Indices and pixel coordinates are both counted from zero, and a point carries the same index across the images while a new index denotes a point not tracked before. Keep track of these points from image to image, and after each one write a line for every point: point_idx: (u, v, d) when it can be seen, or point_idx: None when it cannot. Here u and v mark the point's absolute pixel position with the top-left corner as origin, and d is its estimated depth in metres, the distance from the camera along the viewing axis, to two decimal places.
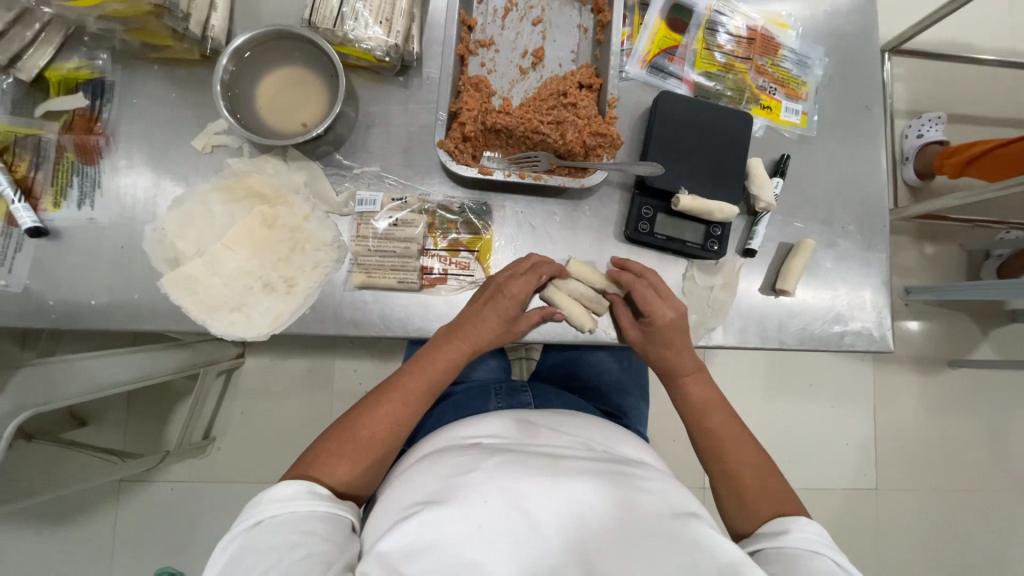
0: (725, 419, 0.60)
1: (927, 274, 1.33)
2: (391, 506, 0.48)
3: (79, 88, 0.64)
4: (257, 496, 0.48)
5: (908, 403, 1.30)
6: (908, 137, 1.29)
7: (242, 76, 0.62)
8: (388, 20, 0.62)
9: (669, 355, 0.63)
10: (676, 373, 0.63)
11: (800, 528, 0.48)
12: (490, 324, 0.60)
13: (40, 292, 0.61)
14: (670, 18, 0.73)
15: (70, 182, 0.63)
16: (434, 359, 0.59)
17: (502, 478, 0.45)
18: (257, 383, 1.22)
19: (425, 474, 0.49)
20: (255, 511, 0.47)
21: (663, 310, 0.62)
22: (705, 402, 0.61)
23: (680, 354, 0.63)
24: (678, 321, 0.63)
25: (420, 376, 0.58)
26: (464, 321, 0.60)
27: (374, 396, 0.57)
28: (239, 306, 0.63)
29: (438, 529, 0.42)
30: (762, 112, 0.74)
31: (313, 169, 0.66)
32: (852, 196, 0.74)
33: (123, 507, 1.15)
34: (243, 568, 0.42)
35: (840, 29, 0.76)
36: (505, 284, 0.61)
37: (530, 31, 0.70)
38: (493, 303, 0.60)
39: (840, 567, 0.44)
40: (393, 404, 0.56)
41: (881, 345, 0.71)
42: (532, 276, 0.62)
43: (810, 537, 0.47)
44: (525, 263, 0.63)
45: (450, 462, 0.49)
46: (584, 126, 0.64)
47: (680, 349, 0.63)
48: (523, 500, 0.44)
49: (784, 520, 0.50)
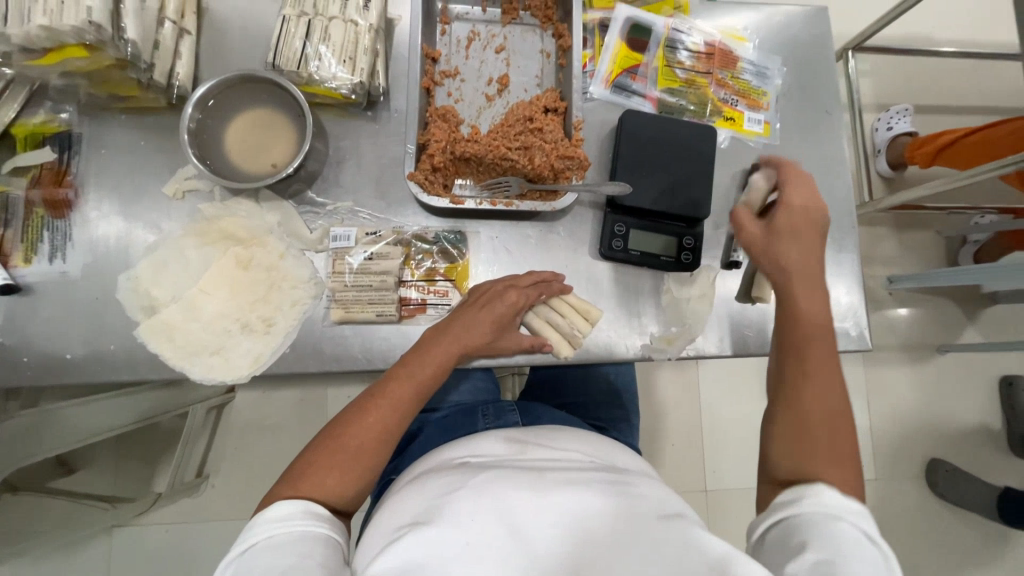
0: (825, 350, 0.53)
1: (907, 263, 1.35)
2: (380, 531, 0.47)
3: (46, 142, 0.64)
4: (253, 520, 0.47)
5: (899, 391, 1.32)
6: (878, 130, 1.32)
7: (211, 122, 0.62)
8: (352, 58, 0.63)
9: (784, 247, 0.57)
10: (790, 274, 0.56)
11: (816, 493, 0.45)
12: (483, 329, 0.60)
13: (15, 349, 0.61)
14: (629, 38, 0.75)
15: (40, 237, 0.63)
16: (425, 362, 0.57)
17: (489, 496, 0.45)
18: (249, 416, 1.21)
19: (414, 497, 0.48)
20: (247, 535, 0.45)
21: (799, 201, 0.59)
22: (816, 315, 0.54)
23: (790, 251, 0.57)
24: (803, 216, 0.58)
25: (411, 383, 0.56)
26: (458, 325, 0.60)
27: (363, 401, 0.56)
28: (217, 348, 0.62)
29: (426, 550, 0.42)
30: (725, 124, 0.75)
31: (286, 208, 0.66)
32: (819, 200, 0.76)
33: (118, 552, 1.14)
34: None
35: (796, 38, 0.79)
36: (504, 292, 0.63)
37: (493, 59, 0.72)
38: (489, 309, 0.61)
39: (862, 533, 0.42)
40: (383, 408, 0.55)
41: (859, 343, 0.72)
42: (531, 289, 0.64)
43: (828, 503, 0.44)
44: (524, 277, 0.65)
45: (439, 482, 0.49)
46: (551, 149, 0.65)
47: (802, 246, 0.57)
48: (511, 516, 0.44)
49: (805, 484, 0.47)
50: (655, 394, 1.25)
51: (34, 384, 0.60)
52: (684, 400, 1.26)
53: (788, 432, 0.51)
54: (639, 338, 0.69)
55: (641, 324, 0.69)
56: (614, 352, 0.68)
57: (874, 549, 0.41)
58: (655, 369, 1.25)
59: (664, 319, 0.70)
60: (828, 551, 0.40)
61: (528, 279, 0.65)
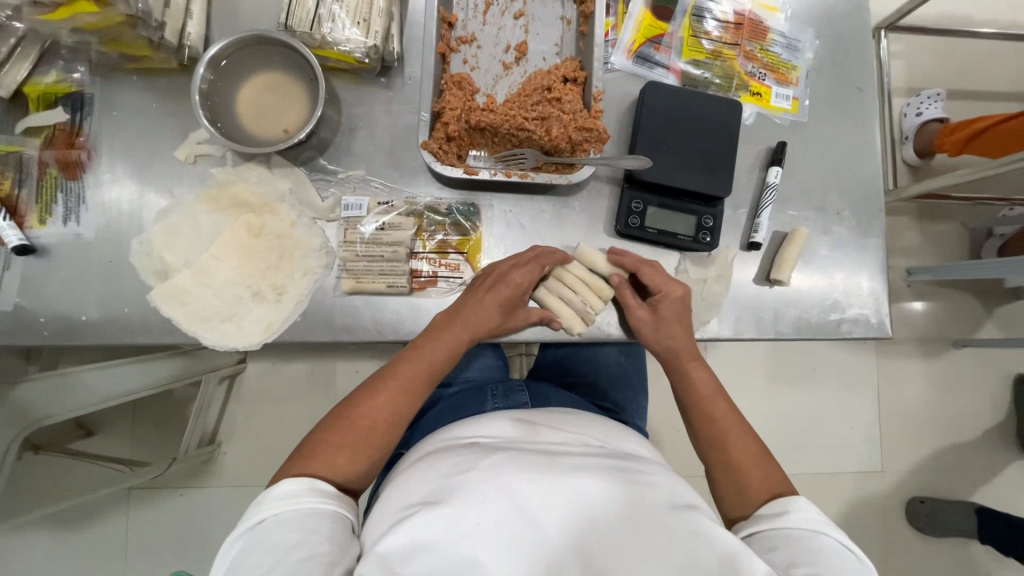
0: (725, 407, 0.60)
1: (929, 255, 1.31)
2: (389, 508, 0.48)
3: (59, 102, 0.63)
4: (260, 495, 0.48)
5: (911, 385, 1.30)
6: (907, 116, 1.27)
7: (222, 84, 0.61)
8: (366, 20, 0.61)
9: (671, 335, 0.63)
10: (677, 356, 0.63)
11: (799, 507, 0.48)
12: (490, 313, 0.60)
13: (32, 309, 0.61)
14: (654, 5, 0.72)
15: (54, 198, 0.63)
16: (432, 348, 0.58)
17: (499, 478, 0.45)
18: (259, 387, 1.23)
19: (421, 476, 0.48)
20: (254, 512, 0.46)
21: (670, 287, 0.64)
22: (706, 388, 0.62)
23: (671, 333, 0.63)
24: (678, 302, 0.64)
25: (419, 368, 0.57)
26: (465, 309, 0.60)
27: (372, 384, 0.57)
28: (229, 315, 0.62)
29: (436, 529, 0.42)
30: (752, 99, 0.72)
31: (298, 175, 0.65)
32: (846, 181, 0.73)
33: (133, 513, 1.17)
34: (245, 569, 0.42)
35: (830, 8, 0.75)
36: (508, 273, 0.61)
37: (512, 24, 0.69)
38: (494, 292, 0.60)
39: (844, 546, 0.45)
40: (392, 391, 0.56)
41: (878, 331, 0.70)
42: (535, 264, 0.63)
43: (811, 515, 0.47)
44: (527, 253, 0.64)
45: (448, 462, 0.48)
46: (569, 121, 0.63)
47: (683, 329, 0.64)
48: (522, 500, 0.43)
49: (783, 500, 0.50)
50: (662, 379, 1.24)
51: (51, 344, 0.61)
52: None
53: (727, 487, 0.55)
54: None
55: None
56: (626, 334, 0.67)
57: (856, 557, 0.44)
58: None
59: None
60: (811, 559, 0.43)
61: (531, 254, 0.63)
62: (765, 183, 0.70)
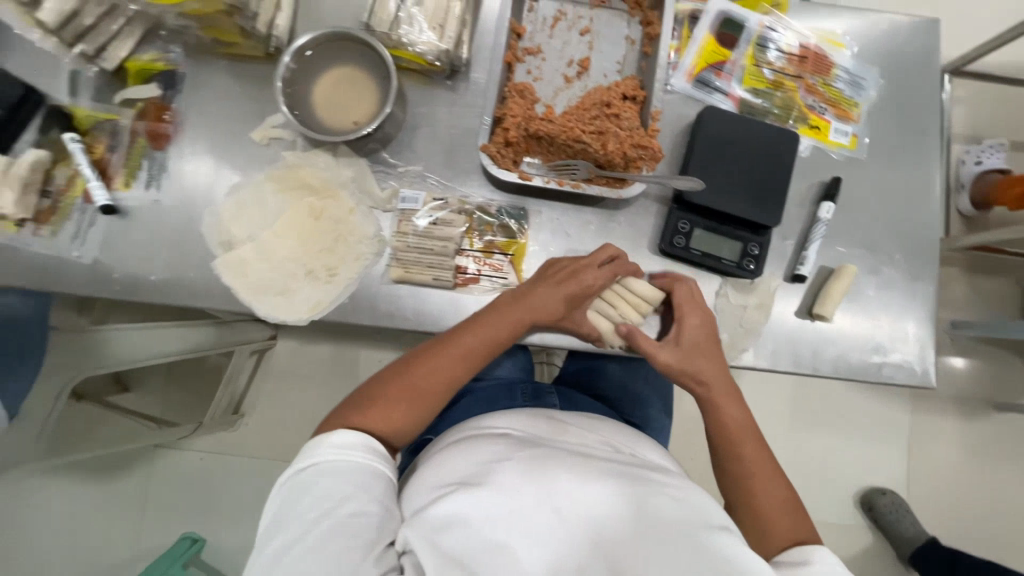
0: (755, 447, 0.59)
1: (977, 309, 1.26)
2: (423, 485, 0.49)
3: (154, 79, 0.69)
4: (314, 441, 0.50)
5: (944, 444, 1.27)
6: (964, 164, 1.22)
7: (302, 74, 0.65)
8: (441, 25, 0.64)
9: (698, 366, 0.62)
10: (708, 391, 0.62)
11: (822, 558, 0.47)
12: (555, 303, 0.61)
13: (108, 264, 0.66)
14: (719, 32, 0.73)
15: (140, 165, 0.68)
16: (493, 324, 0.59)
17: (535, 470, 0.46)
18: (288, 364, 1.28)
19: (458, 458, 0.49)
20: (308, 457, 0.48)
21: (692, 314, 0.64)
22: (737, 425, 0.60)
23: (695, 366, 0.62)
24: (703, 331, 0.64)
25: (480, 341, 0.58)
26: (532, 296, 0.61)
27: (433, 347, 0.58)
28: (283, 290, 0.66)
29: (474, 511, 0.44)
30: (809, 132, 0.72)
31: (361, 165, 0.69)
32: (900, 223, 0.71)
33: (159, 470, 1.23)
34: (298, 512, 0.45)
35: (899, 49, 0.74)
36: (582, 272, 0.63)
37: (577, 40, 0.71)
38: (563, 285, 0.62)
39: None
40: (452, 360, 0.57)
41: (921, 380, 0.68)
42: (607, 270, 0.64)
43: (833, 568, 0.46)
44: (602, 255, 0.65)
45: (484, 447, 0.50)
46: (626, 137, 0.65)
47: (709, 358, 0.63)
48: (554, 495, 0.44)
49: (805, 549, 0.49)
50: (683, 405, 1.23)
51: (120, 299, 0.66)
52: None
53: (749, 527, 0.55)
54: None
55: None
56: None
57: None
58: None
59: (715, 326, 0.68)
60: None
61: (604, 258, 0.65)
62: (816, 217, 0.69)
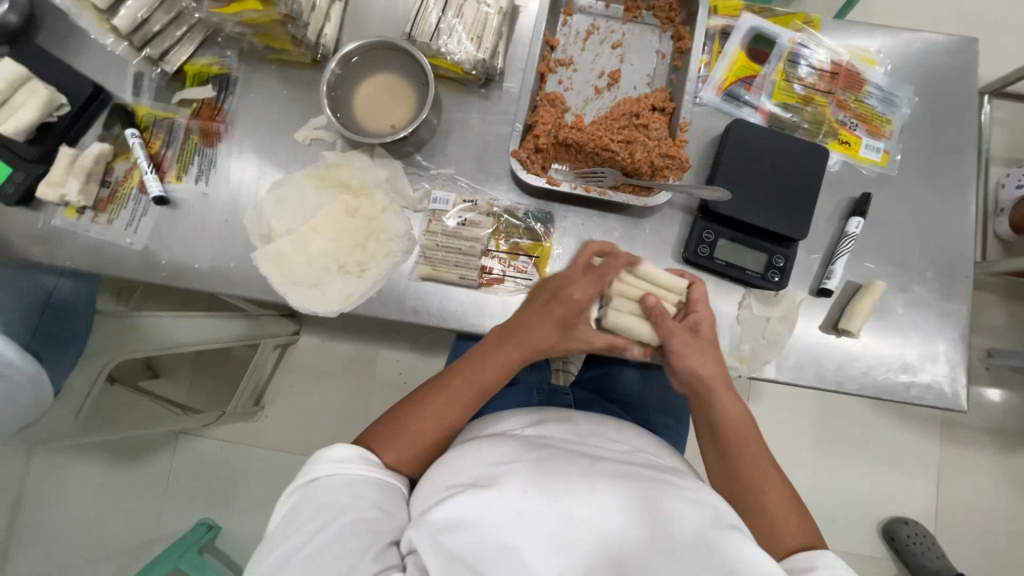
0: (758, 446, 0.58)
1: (1014, 337, 1.21)
2: (432, 485, 0.50)
3: (210, 81, 0.74)
4: (316, 454, 0.52)
5: (975, 477, 1.22)
6: (1005, 188, 1.17)
7: (346, 79, 0.69)
8: (479, 36, 0.68)
9: (706, 363, 0.61)
10: (713, 388, 0.60)
11: (825, 564, 0.47)
12: (545, 329, 0.62)
13: (157, 252, 0.71)
14: (749, 48, 0.74)
15: (191, 160, 0.72)
16: (489, 356, 0.62)
17: (542, 472, 0.46)
18: (310, 359, 1.31)
19: (467, 459, 0.50)
20: (311, 470, 0.51)
21: (705, 313, 0.63)
22: (741, 423, 0.59)
23: (700, 360, 0.61)
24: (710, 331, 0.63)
25: (474, 377, 0.60)
26: (520, 327, 0.62)
27: (424, 392, 0.60)
28: (316, 282, 0.69)
29: (481, 511, 0.44)
30: (839, 147, 0.72)
31: (395, 167, 0.72)
32: (932, 241, 0.70)
33: (183, 454, 1.28)
34: (302, 521, 0.47)
35: (935, 68, 0.74)
36: (564, 291, 0.62)
37: (609, 53, 0.74)
38: (548, 308, 0.62)
39: None
40: (442, 401, 0.59)
41: (951, 402, 0.67)
42: (591, 278, 0.63)
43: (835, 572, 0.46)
44: (586, 267, 0.64)
45: (492, 449, 0.50)
46: (653, 147, 0.66)
47: (715, 358, 0.62)
48: (561, 496, 0.44)
49: (807, 555, 0.48)
50: None
51: (166, 284, 0.70)
52: None
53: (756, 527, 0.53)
54: None
55: None
56: None
57: None
58: None
59: (736, 336, 0.68)
60: None
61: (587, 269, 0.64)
62: (843, 232, 0.69)
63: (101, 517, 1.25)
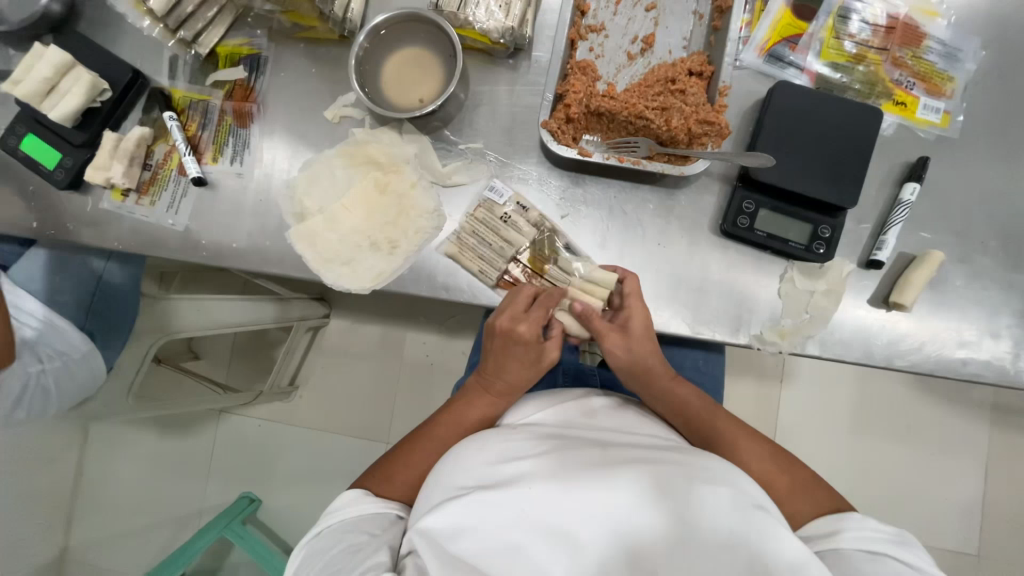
0: (729, 424, 0.59)
1: None
2: (440, 481, 0.49)
3: (240, 62, 0.74)
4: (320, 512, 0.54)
5: None
6: None
7: (372, 54, 0.68)
8: (507, 4, 0.66)
9: (637, 360, 0.62)
10: (648, 382, 0.62)
11: (853, 526, 0.47)
12: (516, 369, 0.61)
13: (196, 232, 0.73)
14: (795, 5, 0.69)
15: (226, 141, 0.74)
16: (471, 408, 0.61)
17: (547, 470, 0.45)
18: (340, 341, 1.34)
19: (473, 456, 0.49)
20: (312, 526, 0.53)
21: (636, 308, 0.62)
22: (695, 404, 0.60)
23: (631, 354, 0.62)
24: (641, 324, 0.62)
25: (457, 427, 0.60)
26: (491, 370, 0.62)
27: (411, 441, 0.60)
28: (348, 260, 0.70)
29: (485, 514, 0.44)
30: (893, 109, 0.67)
31: (423, 143, 0.71)
32: (997, 208, 0.65)
33: (225, 432, 1.34)
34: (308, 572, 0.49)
35: (1005, 18, 0.67)
36: (513, 328, 0.60)
37: (642, 17, 0.70)
38: (510, 352, 0.61)
39: (904, 565, 0.44)
40: (429, 450, 0.59)
41: (1014, 380, 0.62)
42: (536, 311, 0.62)
43: (867, 534, 0.46)
44: (526, 300, 0.62)
45: (497, 446, 0.49)
46: (691, 113, 0.63)
47: (648, 351, 0.62)
48: (567, 495, 0.42)
49: (836, 518, 0.49)
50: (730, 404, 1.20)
51: (206, 264, 0.72)
52: (757, 413, 1.22)
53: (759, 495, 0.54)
54: (746, 325, 0.66)
55: (748, 317, 0.66)
56: (715, 336, 0.65)
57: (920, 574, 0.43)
58: (733, 378, 1.22)
59: (777, 311, 0.65)
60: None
61: (529, 300, 0.63)
62: (897, 200, 0.65)
63: (152, 489, 1.34)
